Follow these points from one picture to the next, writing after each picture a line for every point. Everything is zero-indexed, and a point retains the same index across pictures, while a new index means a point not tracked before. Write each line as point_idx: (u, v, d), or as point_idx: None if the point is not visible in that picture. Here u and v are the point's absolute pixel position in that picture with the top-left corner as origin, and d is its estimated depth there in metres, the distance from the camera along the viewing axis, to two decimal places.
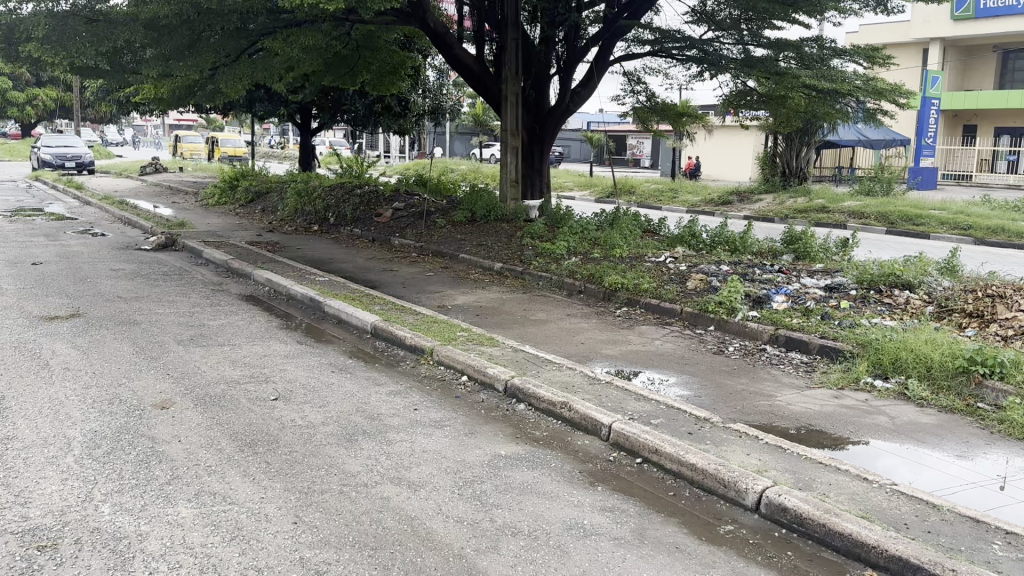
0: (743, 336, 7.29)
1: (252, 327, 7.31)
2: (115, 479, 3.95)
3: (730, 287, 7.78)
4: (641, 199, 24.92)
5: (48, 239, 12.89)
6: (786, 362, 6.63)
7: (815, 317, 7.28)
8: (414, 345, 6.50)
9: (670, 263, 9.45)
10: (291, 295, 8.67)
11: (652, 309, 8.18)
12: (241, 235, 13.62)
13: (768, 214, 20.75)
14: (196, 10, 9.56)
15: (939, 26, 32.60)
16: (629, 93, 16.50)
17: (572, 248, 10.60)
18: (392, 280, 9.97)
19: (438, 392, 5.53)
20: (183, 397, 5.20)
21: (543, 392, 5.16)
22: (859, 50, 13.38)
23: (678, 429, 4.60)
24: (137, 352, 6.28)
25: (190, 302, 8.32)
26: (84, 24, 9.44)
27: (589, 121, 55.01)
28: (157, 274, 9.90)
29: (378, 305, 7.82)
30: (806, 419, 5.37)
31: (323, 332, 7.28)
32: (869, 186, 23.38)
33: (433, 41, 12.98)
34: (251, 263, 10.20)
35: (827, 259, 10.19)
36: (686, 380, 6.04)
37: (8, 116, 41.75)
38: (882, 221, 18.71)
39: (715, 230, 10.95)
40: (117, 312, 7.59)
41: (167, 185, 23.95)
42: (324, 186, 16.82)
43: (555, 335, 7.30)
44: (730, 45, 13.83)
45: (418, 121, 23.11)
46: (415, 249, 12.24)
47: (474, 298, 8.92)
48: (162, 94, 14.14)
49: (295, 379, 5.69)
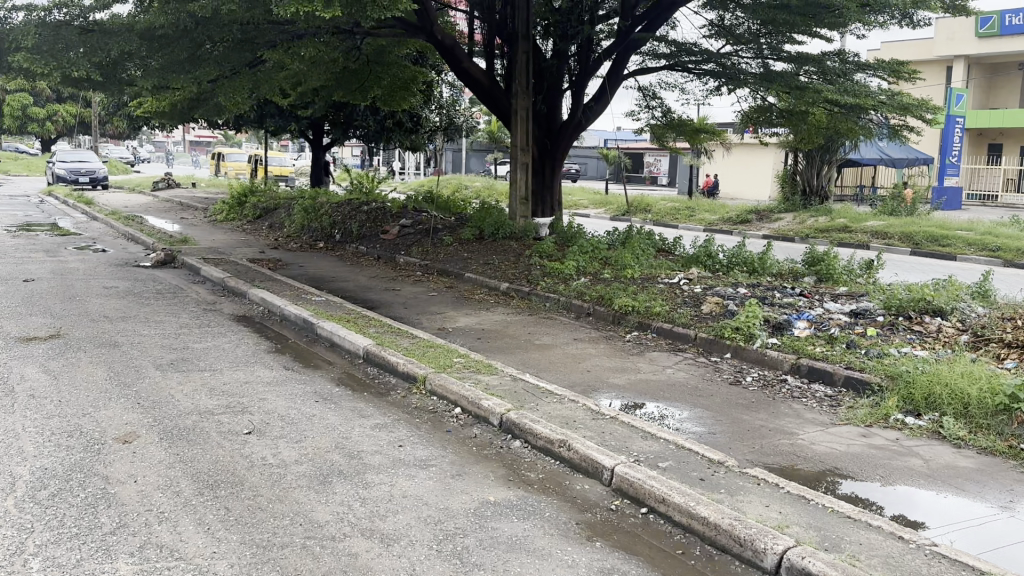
0: (761, 365, 6.79)
1: (238, 351, 6.89)
2: (54, 527, 3.53)
3: (748, 311, 7.31)
4: (657, 216, 24.52)
5: (48, 254, 12.60)
6: (808, 395, 6.13)
7: (839, 345, 6.78)
8: (407, 372, 6.06)
9: (684, 284, 8.98)
10: (285, 316, 8.26)
11: (664, 334, 7.70)
12: (243, 251, 13.29)
13: (788, 234, 20.24)
14: (190, 20, 9.22)
15: (964, 44, 31.99)
16: (644, 109, 16.07)
17: (582, 268, 10.15)
18: (394, 300, 9.56)
19: (428, 426, 5.08)
20: (149, 429, 4.78)
21: (540, 429, 4.70)
22: (883, 65, 12.88)
23: (688, 474, 4.11)
24: (111, 378, 5.88)
25: (178, 322, 7.93)
26: (77, 34, 9.18)
27: (606, 139, 54.74)
28: (150, 292, 9.55)
29: (374, 328, 7.40)
30: (831, 461, 4.87)
31: (314, 357, 6.84)
32: (892, 206, 22.83)
33: (441, 54, 12.62)
34: (248, 282, 9.82)
35: (851, 282, 9.70)
36: (700, 414, 5.57)
37: (29, 131, 42.07)
38: (906, 241, 18.16)
39: (732, 250, 10.46)
40: (99, 334, 7.21)
41: (179, 200, 23.81)
42: (331, 202, 16.51)
43: (559, 362, 6.85)
44: (748, 59, 13.41)
45: (430, 137, 22.82)
46: (420, 267, 11.83)
47: (477, 321, 8.48)
48: (166, 108, 13.90)
49: (274, 410, 5.25)
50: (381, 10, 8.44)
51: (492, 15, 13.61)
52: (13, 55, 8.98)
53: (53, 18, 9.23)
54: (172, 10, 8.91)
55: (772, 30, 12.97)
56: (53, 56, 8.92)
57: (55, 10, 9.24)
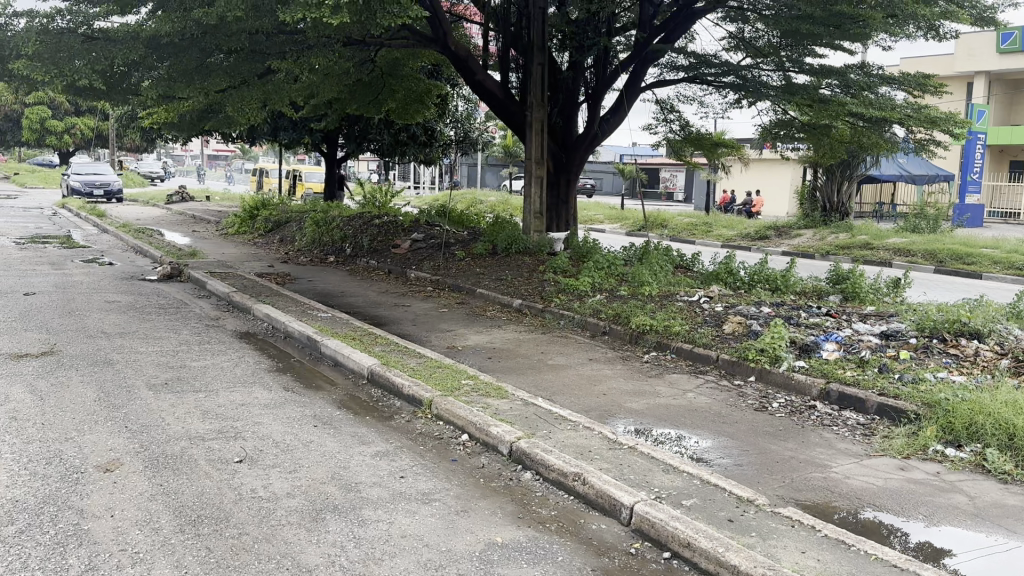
0: (788, 390, 6.41)
1: (237, 370, 6.59)
2: (17, 570, 3.20)
3: (773, 332, 6.94)
4: (674, 232, 24.19)
5: (53, 267, 12.40)
6: (839, 423, 5.75)
7: (870, 369, 6.39)
8: (412, 395, 5.72)
9: (704, 302, 8.61)
10: (289, 333, 7.96)
11: (684, 355, 7.34)
12: (252, 266, 13.04)
13: (808, 251, 19.83)
14: (195, 28, 8.99)
15: (990, 55, 31.34)
16: (661, 122, 15.74)
17: (597, 285, 9.79)
18: (403, 316, 9.25)
19: (432, 454, 4.74)
20: (133, 457, 4.47)
21: (553, 460, 4.35)
22: (909, 78, 12.49)
23: (715, 515, 3.75)
24: (101, 399, 5.58)
25: (178, 339, 7.64)
26: (81, 42, 9.01)
27: (622, 154, 54.43)
28: (153, 307, 9.29)
29: (380, 346, 7.08)
30: (868, 498, 4.48)
31: (317, 377, 6.52)
32: (914, 223, 22.39)
33: (455, 65, 12.33)
34: (253, 297, 9.54)
35: (877, 301, 9.32)
36: (724, 444, 5.20)
37: (47, 144, 42.13)
38: (930, 259, 17.69)
39: (754, 267, 10.08)
40: (95, 351, 6.93)
41: (192, 213, 23.68)
42: (342, 216, 16.26)
43: (574, 384, 6.50)
44: (770, 72, 12.99)
45: (444, 150, 22.55)
46: (431, 283, 11.53)
47: (488, 339, 8.15)
48: (176, 119, 13.70)
49: (269, 435, 4.94)
50: (391, 17, 8.15)
51: (507, 27, 13.34)
52: (15, 62, 8.84)
53: (57, 25, 9.07)
54: (178, 17, 8.69)
55: (795, 41, 12.61)
56: (55, 64, 8.76)
57: (59, 17, 9.10)
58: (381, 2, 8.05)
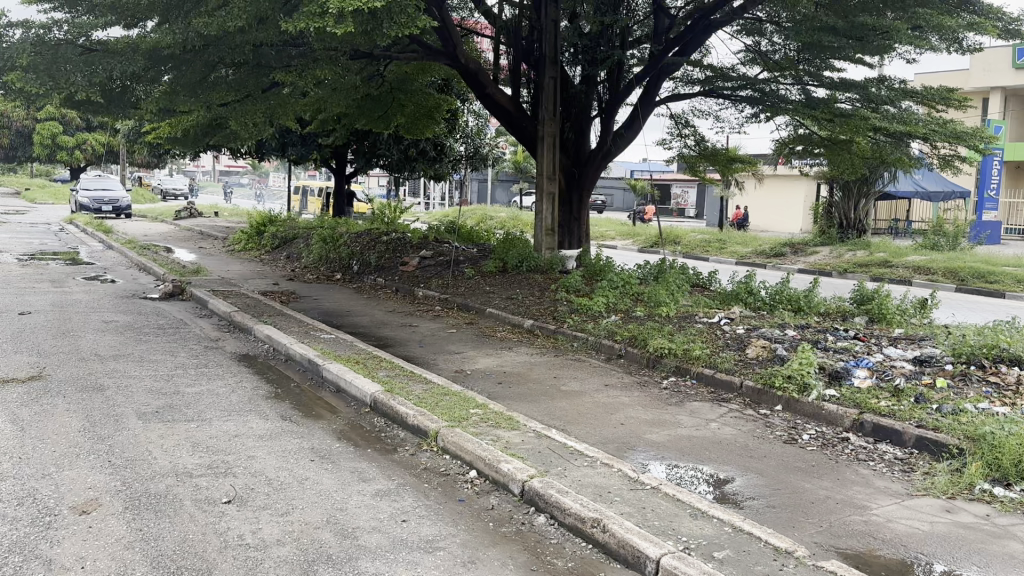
0: (818, 420, 6.02)
1: (233, 396, 6.24)
2: None
3: (801, 357, 6.55)
4: (687, 249, 23.83)
5: (54, 285, 12.12)
6: (875, 458, 5.36)
7: (905, 399, 5.99)
8: (417, 426, 5.35)
9: (724, 324, 8.23)
10: (290, 355, 7.61)
11: (705, 381, 6.96)
12: (257, 283, 12.74)
13: (825, 268, 19.42)
14: (196, 40, 8.72)
15: (1005, 70, 30.92)
16: (675, 137, 15.39)
17: (612, 305, 9.40)
18: (409, 338, 8.90)
19: (437, 494, 4.37)
20: (113, 497, 4.12)
21: (569, 503, 3.97)
22: (932, 92, 12.10)
23: (750, 570, 3.36)
24: (86, 429, 5.24)
25: (174, 362, 7.31)
26: (78, 53, 8.78)
27: (633, 170, 54.13)
28: (152, 327, 8.97)
29: (384, 371, 6.71)
30: (914, 545, 4.07)
31: (317, 405, 6.15)
32: (932, 240, 21.96)
33: (465, 79, 12.06)
34: (255, 316, 9.22)
35: (905, 322, 8.93)
36: (754, 482, 4.80)
37: (58, 160, 42.11)
38: (951, 278, 17.25)
39: (775, 286, 9.69)
40: (85, 376, 6.60)
41: (200, 229, 23.48)
42: (350, 232, 15.97)
43: (589, 413, 6.12)
44: (788, 86, 12.63)
45: (454, 166, 22.27)
46: (440, 302, 11.19)
47: (498, 362, 7.78)
48: (180, 134, 13.43)
49: (262, 472, 4.58)
50: (398, 27, 7.83)
51: (518, 40, 13.06)
52: (9, 74, 8.59)
53: (54, 36, 8.84)
54: (178, 29, 8.44)
55: (814, 54, 12.26)
56: (51, 76, 8.54)
57: (56, 28, 8.89)
58: (388, 12, 7.73)
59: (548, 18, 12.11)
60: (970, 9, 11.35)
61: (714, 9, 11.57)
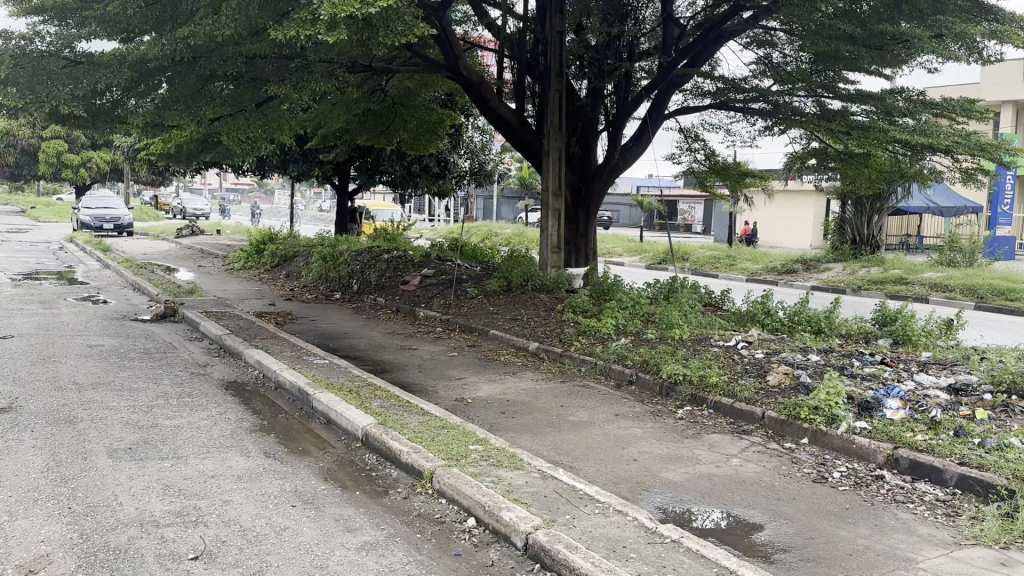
0: (849, 455, 5.55)
1: (215, 430, 5.78)
2: None
3: (829, 386, 6.07)
4: (696, 265, 23.38)
5: (43, 306, 11.70)
6: (916, 500, 4.88)
7: (944, 433, 5.51)
8: (411, 464, 4.88)
9: (742, 348, 7.76)
10: (280, 383, 7.16)
11: (724, 412, 6.48)
12: (252, 304, 12.32)
13: (838, 286, 18.95)
14: (184, 51, 8.35)
15: (1016, 85, 30.48)
16: (685, 151, 14.94)
17: (621, 327, 8.93)
18: (408, 362, 8.45)
19: (430, 547, 3.90)
20: (66, 553, 3.67)
21: (578, 561, 3.50)
22: (954, 103, 11.63)
23: None
24: (49, 469, 4.80)
25: (156, 391, 6.86)
26: (60, 66, 8.44)
27: (640, 185, 53.73)
28: (138, 352, 8.53)
29: (378, 401, 6.24)
30: None
31: (304, 439, 5.69)
32: (948, 256, 21.45)
33: (466, 92, 11.64)
34: (247, 340, 8.78)
35: (932, 345, 8.44)
36: (784, 531, 4.32)
37: (63, 178, 41.78)
38: (970, 295, 16.73)
39: (794, 307, 9.22)
40: (58, 407, 6.16)
41: (200, 247, 23.09)
42: (351, 250, 15.56)
43: (599, 447, 5.65)
44: (802, 98, 12.21)
45: (458, 181, 21.87)
46: (442, 322, 10.75)
47: (502, 390, 7.31)
48: (173, 149, 13.06)
49: (237, 520, 4.12)
50: (394, 35, 7.41)
51: (522, 53, 12.66)
52: None
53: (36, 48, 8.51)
54: (168, 40, 8.11)
55: (829, 65, 11.84)
56: (32, 89, 8.18)
57: (38, 38, 8.48)
58: (386, 22, 7.31)
59: (552, 30, 11.73)
60: (991, 18, 10.93)
61: (726, 20, 11.16)
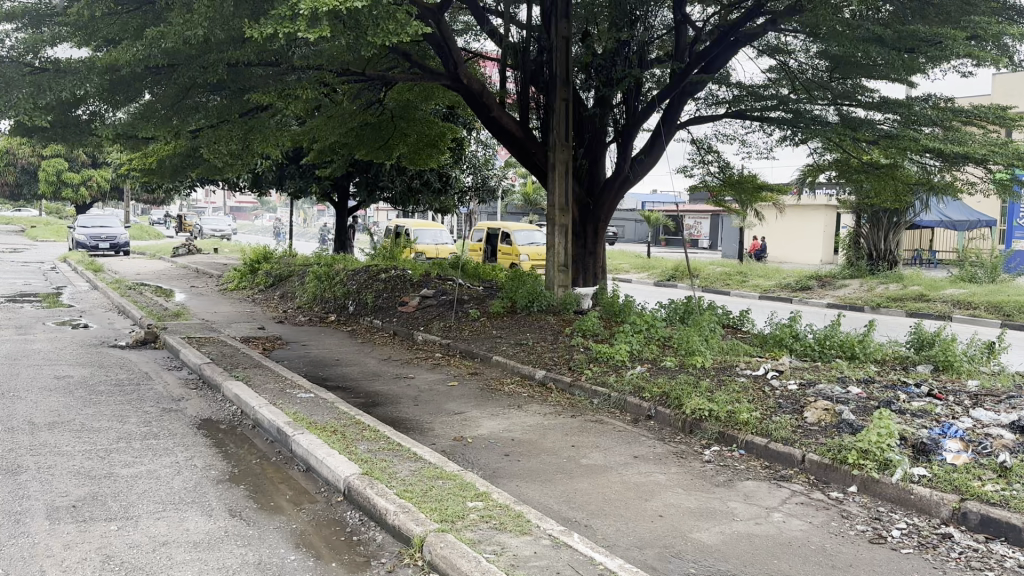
0: (909, 508, 4.79)
1: (177, 481, 5.05)
2: None
3: (879, 424, 5.31)
4: (705, 283, 22.63)
5: (18, 332, 10.99)
6: (994, 565, 4.11)
7: (1017, 483, 4.72)
8: (399, 528, 4.14)
9: (772, 378, 7.03)
10: (259, 421, 6.43)
11: (757, 453, 5.74)
12: (242, 328, 11.63)
13: (857, 304, 18.20)
14: (158, 56, 7.72)
15: None
16: (698, 164, 14.23)
17: (636, 353, 8.19)
18: (403, 393, 7.71)
19: None
20: None
21: None
22: (985, 108, 10.89)
23: None
24: None
25: (118, 432, 6.13)
26: (23, 73, 7.87)
27: (646, 200, 53.09)
28: (108, 384, 7.81)
29: (366, 444, 5.50)
30: None
31: (279, 491, 4.96)
32: (968, 270, 20.67)
33: (468, 102, 10.92)
34: (227, 369, 8.05)
35: (977, 373, 7.67)
36: None
37: (64, 197, 41.13)
38: (995, 313, 15.94)
39: (824, 330, 8.48)
40: (3, 453, 5.43)
41: (196, 267, 22.41)
42: (347, 269, 14.89)
43: (619, 500, 4.90)
44: (823, 107, 11.52)
45: (460, 198, 21.18)
46: (441, 348, 10.03)
47: (506, 426, 6.57)
48: (158, 164, 12.40)
49: None
50: (387, 37, 6.67)
51: (527, 63, 11.99)
52: None
53: None
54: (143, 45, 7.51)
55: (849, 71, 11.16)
56: None
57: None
58: (375, 18, 6.59)
59: (559, 36, 11.04)
60: None
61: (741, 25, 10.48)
